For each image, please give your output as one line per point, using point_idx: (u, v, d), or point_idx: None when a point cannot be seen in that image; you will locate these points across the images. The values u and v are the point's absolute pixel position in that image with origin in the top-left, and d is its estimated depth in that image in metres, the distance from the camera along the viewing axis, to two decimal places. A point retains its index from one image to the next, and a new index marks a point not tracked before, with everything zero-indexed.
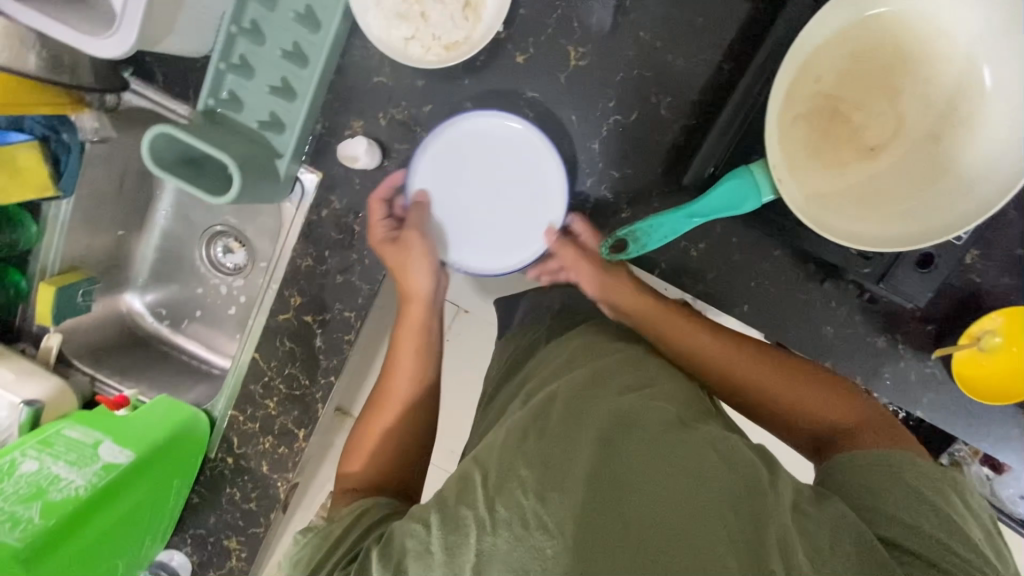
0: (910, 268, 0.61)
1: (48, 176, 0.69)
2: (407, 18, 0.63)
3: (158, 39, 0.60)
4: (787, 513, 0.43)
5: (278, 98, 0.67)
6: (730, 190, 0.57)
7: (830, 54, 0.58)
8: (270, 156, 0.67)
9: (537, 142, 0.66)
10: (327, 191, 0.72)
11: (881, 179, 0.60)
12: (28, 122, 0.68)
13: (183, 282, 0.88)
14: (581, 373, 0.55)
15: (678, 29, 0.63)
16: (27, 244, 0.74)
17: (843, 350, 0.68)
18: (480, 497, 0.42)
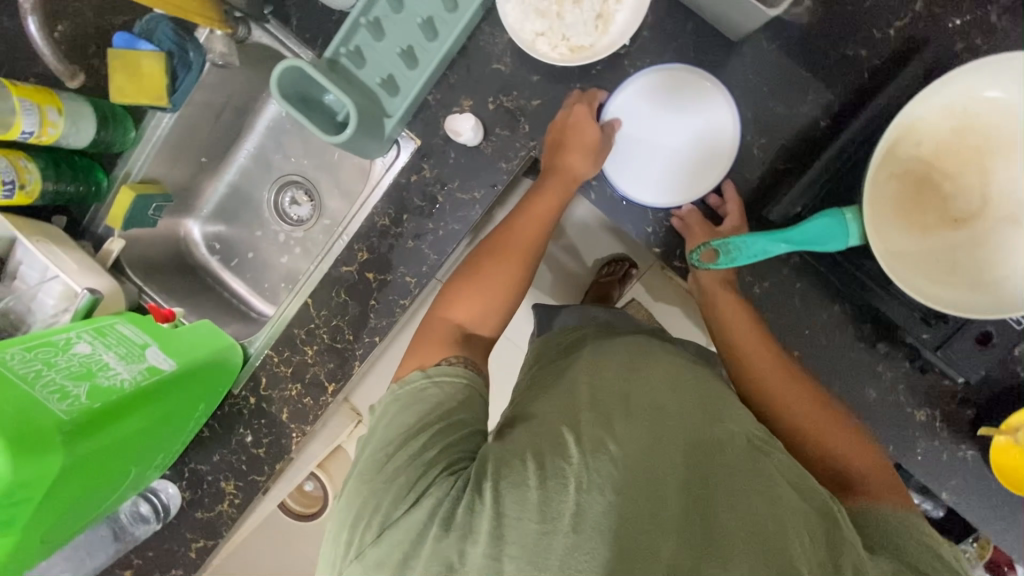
0: (968, 340, 0.59)
1: (167, 87, 0.70)
2: (544, 14, 0.62)
3: None
4: (861, 548, 0.41)
5: (401, 63, 0.66)
6: (823, 226, 0.53)
7: (936, 122, 0.54)
8: (378, 115, 0.67)
9: (723, 105, 0.63)
10: (421, 158, 0.71)
11: (960, 251, 0.54)
12: (159, 35, 0.71)
13: (244, 221, 0.90)
14: (663, 373, 0.52)
15: (786, 83, 0.63)
16: (121, 147, 0.75)
17: (880, 415, 0.68)
18: (575, 453, 0.42)
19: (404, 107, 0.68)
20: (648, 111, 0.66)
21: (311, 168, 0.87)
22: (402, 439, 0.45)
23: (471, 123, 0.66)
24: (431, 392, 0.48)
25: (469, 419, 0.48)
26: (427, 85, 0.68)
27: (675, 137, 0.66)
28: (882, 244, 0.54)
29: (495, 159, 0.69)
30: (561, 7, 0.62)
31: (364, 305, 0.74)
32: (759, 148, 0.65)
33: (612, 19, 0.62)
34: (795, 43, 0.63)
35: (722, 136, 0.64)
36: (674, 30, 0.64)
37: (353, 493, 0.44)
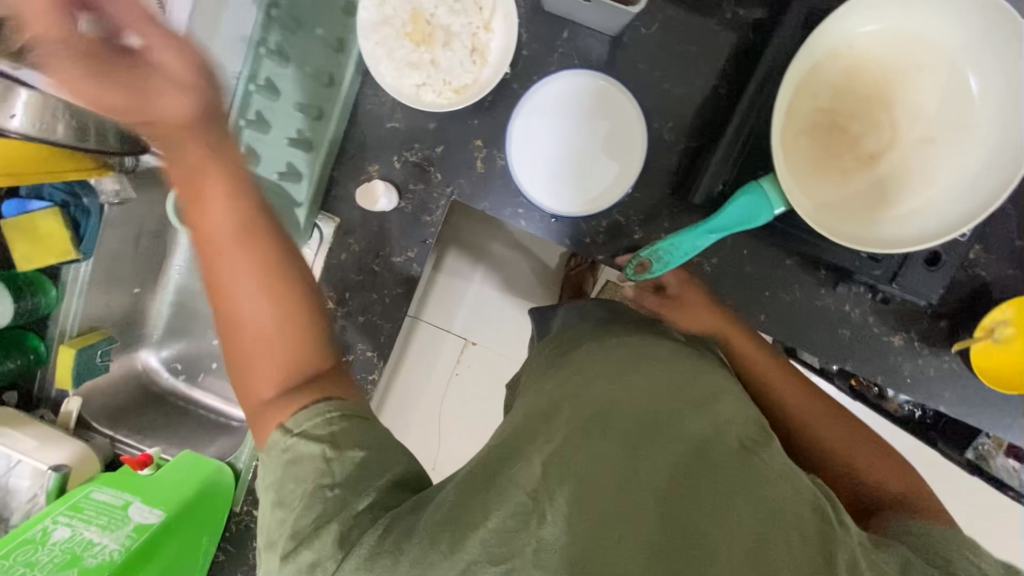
0: (918, 266, 0.59)
1: (70, 240, 0.68)
2: (417, 64, 0.61)
3: None
4: (858, 545, 0.42)
5: (296, 150, 0.66)
6: (741, 206, 0.53)
7: (824, 69, 0.53)
8: (288, 206, 0.66)
9: (622, 100, 0.63)
10: (345, 235, 0.68)
11: (885, 186, 0.54)
12: (49, 189, 0.69)
13: (197, 334, 0.88)
14: (636, 374, 0.52)
15: (675, 61, 0.63)
16: (47, 308, 0.73)
17: (860, 351, 0.68)
18: (536, 487, 0.41)
19: (312, 192, 0.66)
20: (544, 131, 0.64)
21: None
22: (306, 496, 0.43)
23: (386, 189, 0.65)
24: (298, 446, 0.44)
25: (351, 442, 0.45)
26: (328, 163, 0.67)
27: (582, 149, 0.64)
28: (808, 200, 0.54)
29: (418, 215, 0.67)
30: (432, 53, 0.61)
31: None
32: (669, 132, 0.64)
33: (487, 51, 0.61)
34: (671, 21, 0.62)
35: (632, 129, 0.63)
36: (552, 42, 0.63)
37: (273, 567, 0.42)
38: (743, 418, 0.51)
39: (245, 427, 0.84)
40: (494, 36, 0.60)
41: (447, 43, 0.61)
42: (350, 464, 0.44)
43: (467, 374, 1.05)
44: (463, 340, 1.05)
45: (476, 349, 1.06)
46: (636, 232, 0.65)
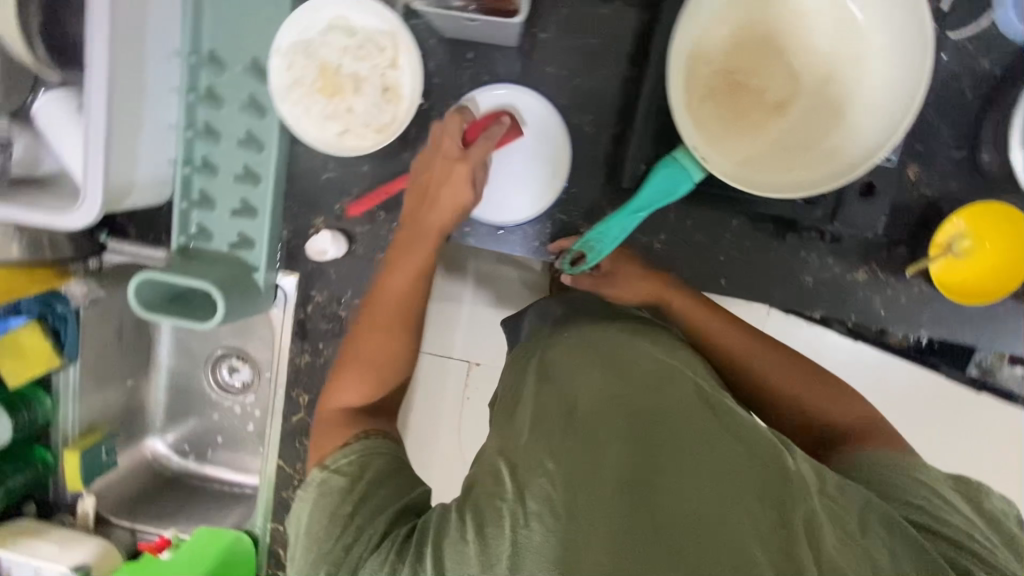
0: (854, 199, 0.60)
1: (53, 350, 0.71)
2: (335, 115, 0.63)
3: (123, 196, 0.60)
4: (813, 496, 0.45)
5: (243, 219, 0.68)
6: (661, 180, 0.55)
7: (712, 35, 0.55)
8: (247, 272, 0.68)
9: (529, 101, 0.65)
10: (307, 288, 0.72)
11: (798, 132, 0.55)
12: (25, 304, 0.71)
13: (197, 412, 0.90)
14: (598, 364, 0.55)
15: (580, 57, 0.64)
16: (46, 417, 0.76)
17: (827, 293, 0.68)
18: (509, 490, 0.44)
19: (267, 255, 0.69)
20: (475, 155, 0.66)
21: (231, 336, 0.87)
22: (327, 525, 0.48)
23: (336, 238, 0.68)
24: (332, 479, 0.50)
25: (379, 476, 0.50)
26: (276, 225, 0.69)
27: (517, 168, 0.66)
28: (727, 161, 0.54)
29: (371, 256, 0.70)
30: (347, 101, 0.63)
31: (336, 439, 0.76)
32: (590, 125, 0.66)
33: (398, 87, 0.63)
34: (567, 20, 0.64)
35: (547, 125, 0.65)
36: (460, 65, 0.65)
37: None
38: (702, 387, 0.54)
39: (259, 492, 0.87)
40: (403, 72, 0.63)
41: (359, 89, 0.63)
42: (376, 495, 0.49)
43: (478, 395, 1.06)
44: (466, 362, 1.05)
45: (481, 370, 1.05)
46: (582, 225, 0.67)
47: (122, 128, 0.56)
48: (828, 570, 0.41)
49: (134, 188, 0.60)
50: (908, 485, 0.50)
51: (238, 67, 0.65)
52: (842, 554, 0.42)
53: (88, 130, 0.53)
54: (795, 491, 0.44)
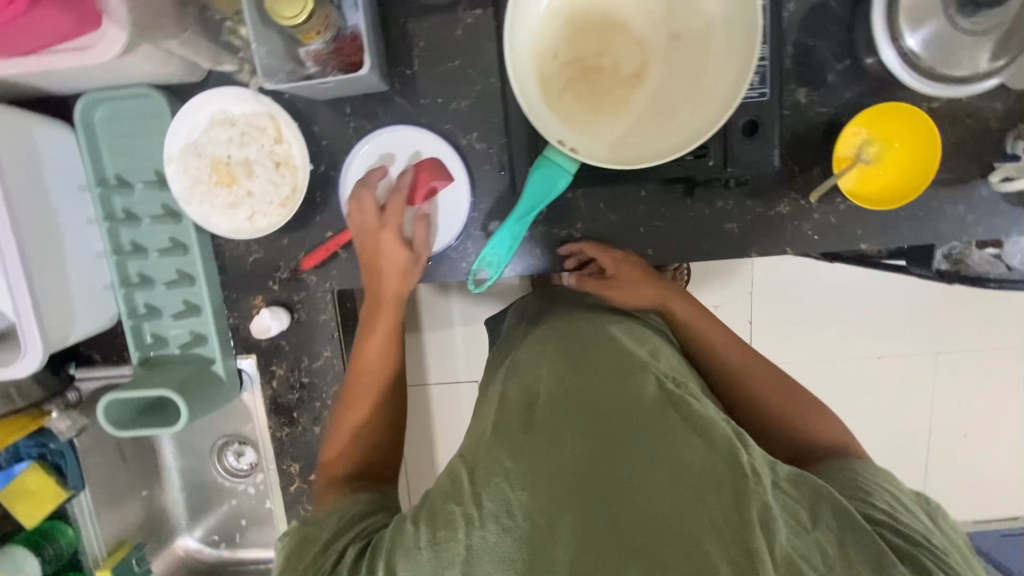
0: (740, 140, 0.60)
1: (57, 484, 0.75)
2: (239, 202, 0.66)
3: (67, 333, 0.64)
4: (774, 492, 0.45)
5: (190, 319, 0.72)
6: (539, 179, 0.58)
7: (550, 28, 0.56)
8: (206, 366, 0.72)
9: (415, 135, 0.67)
10: (267, 364, 0.74)
11: (661, 101, 0.56)
12: (24, 449, 0.75)
13: (216, 502, 0.94)
14: (561, 365, 0.59)
15: (449, 82, 0.66)
16: (72, 546, 0.80)
17: (756, 235, 0.68)
18: (466, 493, 0.48)
19: (219, 346, 0.72)
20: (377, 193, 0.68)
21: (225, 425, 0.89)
22: (295, 558, 0.51)
23: (279, 314, 0.71)
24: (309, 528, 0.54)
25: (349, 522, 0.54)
26: (222, 316, 0.73)
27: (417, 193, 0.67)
28: (597, 147, 0.56)
29: (315, 320, 0.72)
30: (246, 186, 0.66)
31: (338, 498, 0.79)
32: (479, 141, 0.68)
33: (289, 159, 0.65)
34: (426, 52, 0.66)
35: (440, 153, 0.67)
36: (342, 121, 0.68)
37: None
38: (666, 379, 0.55)
39: None
40: (288, 145, 0.66)
41: (253, 172, 0.66)
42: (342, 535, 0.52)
43: None
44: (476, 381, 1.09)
45: None
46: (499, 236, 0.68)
47: (45, 273, 0.60)
48: (781, 562, 0.42)
49: (76, 321, 0.65)
50: (877, 490, 0.51)
51: (143, 183, 0.69)
52: (794, 544, 0.43)
53: (10, 286, 0.57)
54: (754, 485, 0.45)
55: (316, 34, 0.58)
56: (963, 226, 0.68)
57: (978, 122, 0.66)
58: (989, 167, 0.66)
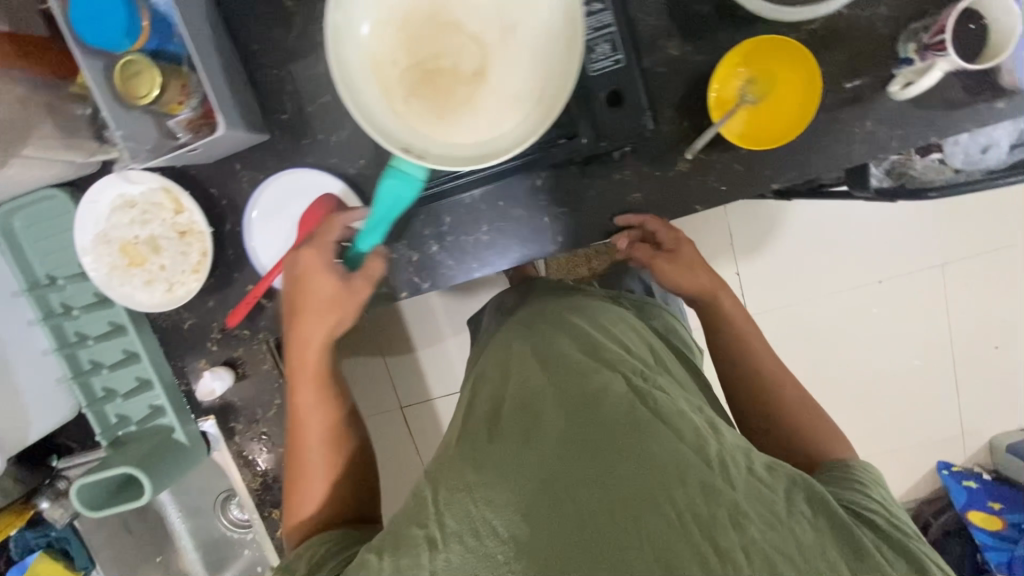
0: (605, 111, 0.63)
1: (65, 568, 0.85)
2: (155, 277, 0.70)
3: (23, 436, 0.71)
4: (725, 485, 0.55)
5: (145, 394, 0.75)
6: (388, 191, 0.59)
7: (385, 41, 0.58)
8: (167, 436, 0.76)
9: (303, 175, 0.68)
10: (226, 422, 0.78)
11: (499, 95, 0.58)
12: (31, 540, 0.84)
13: (230, 556, 0.98)
14: (528, 389, 0.69)
15: (324, 117, 0.67)
16: None
17: (659, 200, 0.67)
18: (430, 516, 0.57)
19: (176, 411, 0.76)
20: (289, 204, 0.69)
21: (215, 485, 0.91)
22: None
23: (224, 374, 0.75)
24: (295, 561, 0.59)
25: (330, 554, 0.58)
26: (173, 385, 0.76)
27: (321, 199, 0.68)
28: (443, 147, 0.57)
29: (260, 370, 0.76)
30: (158, 261, 0.70)
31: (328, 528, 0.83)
32: (365, 168, 0.68)
33: (189, 228, 0.69)
34: (296, 92, 0.67)
35: (329, 185, 0.68)
36: (233, 178, 0.70)
37: None
38: (629, 391, 0.66)
39: None
40: (186, 210, 0.69)
41: (162, 246, 0.70)
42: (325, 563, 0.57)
43: None
44: None
45: None
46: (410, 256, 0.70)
47: None
48: (732, 544, 0.51)
49: (32, 421, 0.72)
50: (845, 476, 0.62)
51: (71, 277, 0.73)
52: (754, 529, 0.52)
53: None
54: (708, 483, 0.55)
55: (180, 104, 0.61)
56: (875, 143, 0.64)
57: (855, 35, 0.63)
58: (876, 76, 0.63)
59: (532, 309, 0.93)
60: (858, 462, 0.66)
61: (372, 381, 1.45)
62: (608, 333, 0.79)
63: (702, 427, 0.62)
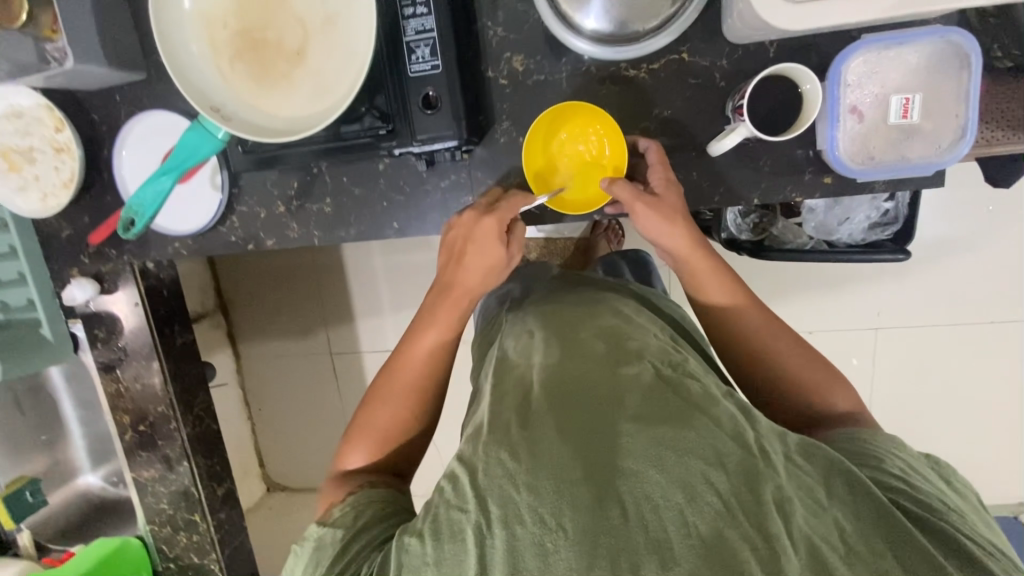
0: (421, 111, 1.16)
1: None
2: (37, 188, 1.50)
3: (13, 199, 1.49)
4: (777, 473, 0.69)
5: (23, 283, 1.61)
6: (197, 133, 1.16)
7: (225, 4, 1.16)
8: (38, 325, 1.64)
9: (166, 126, 1.44)
10: (114, 282, 1.63)
11: (295, 81, 1.17)
12: None
13: (111, 448, 1.98)
14: (562, 372, 0.83)
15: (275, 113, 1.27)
16: None
17: (504, 159, 1.32)
18: (470, 500, 0.71)
19: (45, 307, 1.63)
20: (153, 160, 1.46)
21: (109, 355, 1.69)
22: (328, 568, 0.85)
23: (91, 284, 1.60)
24: (329, 532, 0.92)
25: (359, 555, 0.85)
26: (49, 291, 1.63)
27: (238, 102, 1.17)
28: (248, 119, 1.16)
29: (124, 274, 1.62)
30: (39, 175, 1.50)
31: (149, 418, 1.73)
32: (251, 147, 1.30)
33: (70, 151, 1.47)
34: (222, 64, 1.16)
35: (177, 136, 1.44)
36: (120, 114, 1.47)
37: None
38: (659, 371, 0.82)
39: (188, 431, 1.69)
40: (66, 138, 1.47)
41: (55, 168, 1.49)
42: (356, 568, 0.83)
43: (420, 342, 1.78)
44: (495, 307, 1.37)
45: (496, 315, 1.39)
46: (377, 145, 1.22)
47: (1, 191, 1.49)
48: (794, 528, 0.64)
49: (12, 194, 1.49)
50: (882, 458, 0.84)
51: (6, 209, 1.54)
52: (806, 519, 0.66)
53: (11, 178, 1.49)
54: (757, 466, 0.69)
55: (54, 31, 1.26)
56: (689, 187, 1.26)
57: (630, 91, 1.25)
58: (694, 143, 1.25)
59: (549, 302, 1.09)
60: (890, 452, 0.86)
61: (337, 288, 2.48)
62: (613, 331, 0.93)
63: (736, 417, 0.76)
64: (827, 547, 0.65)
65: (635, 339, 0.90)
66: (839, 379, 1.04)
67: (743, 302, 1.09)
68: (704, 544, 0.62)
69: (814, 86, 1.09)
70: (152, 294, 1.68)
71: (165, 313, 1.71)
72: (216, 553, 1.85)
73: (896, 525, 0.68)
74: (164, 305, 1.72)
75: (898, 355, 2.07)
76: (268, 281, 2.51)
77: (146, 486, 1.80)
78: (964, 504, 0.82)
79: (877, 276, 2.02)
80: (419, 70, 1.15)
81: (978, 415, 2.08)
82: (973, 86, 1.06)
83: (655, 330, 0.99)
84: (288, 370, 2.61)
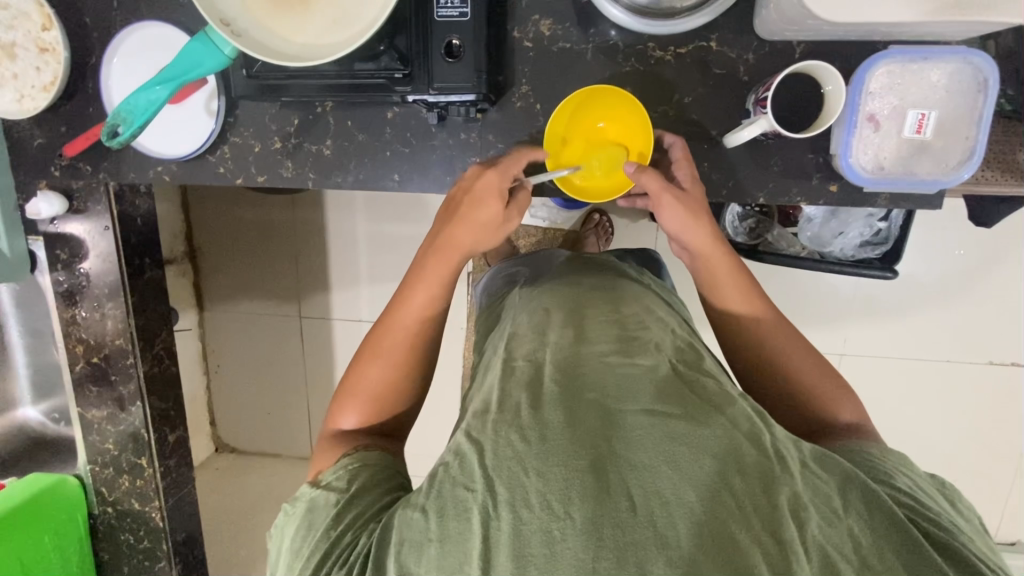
0: (442, 59, 1.12)
1: None
2: (12, 89, 1.40)
3: None
4: (793, 480, 0.66)
5: None
6: (202, 42, 1.11)
7: None
8: None
9: (163, 40, 1.36)
10: (84, 201, 1.52)
11: (314, 7, 1.11)
12: None
13: (56, 382, 1.86)
14: (575, 359, 0.81)
15: None
16: None
17: (518, 126, 1.29)
18: (478, 481, 0.68)
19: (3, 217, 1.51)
20: (146, 74, 1.38)
21: (69, 279, 1.58)
22: (319, 533, 0.81)
23: (59, 200, 1.49)
24: (319, 495, 0.88)
25: (352, 519, 0.82)
26: (12, 203, 1.52)
27: (248, 17, 1.09)
28: (259, 38, 1.09)
29: (96, 193, 1.51)
30: (16, 75, 1.40)
31: (104, 351, 1.63)
32: (251, 69, 1.22)
33: (54, 54, 1.38)
34: None
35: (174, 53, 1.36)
36: (114, 23, 1.38)
37: (294, 541, 0.84)
38: (674, 367, 0.80)
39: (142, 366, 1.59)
40: (53, 38, 1.38)
41: (35, 69, 1.40)
42: (346, 534, 0.79)
43: None
44: (504, 285, 1.34)
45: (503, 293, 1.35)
46: (392, 89, 1.17)
47: None
48: (808, 538, 0.62)
49: None
50: (891, 474, 0.84)
51: None
52: (821, 529, 0.64)
53: None
54: (773, 471, 0.66)
55: None
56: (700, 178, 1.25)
57: (653, 71, 1.24)
58: (709, 134, 1.24)
59: (562, 285, 1.07)
60: (899, 469, 0.86)
61: (318, 244, 2.39)
62: (629, 321, 0.91)
63: (754, 418, 0.73)
64: (841, 557, 0.63)
65: (651, 331, 0.89)
66: (848, 392, 1.03)
67: (761, 307, 1.09)
68: (715, 546, 0.59)
69: (837, 86, 1.10)
70: (126, 221, 1.58)
71: (137, 242, 1.61)
72: (159, 502, 1.75)
73: (911, 540, 0.67)
74: (137, 234, 1.62)
75: (866, 378, 2.13)
76: (244, 230, 2.40)
77: (92, 424, 1.70)
78: (972, 529, 0.81)
79: (855, 299, 2.07)
80: (446, 15, 1.12)
81: (931, 446, 2.15)
82: (985, 112, 1.09)
83: (672, 323, 0.97)
84: (253, 326, 2.50)
